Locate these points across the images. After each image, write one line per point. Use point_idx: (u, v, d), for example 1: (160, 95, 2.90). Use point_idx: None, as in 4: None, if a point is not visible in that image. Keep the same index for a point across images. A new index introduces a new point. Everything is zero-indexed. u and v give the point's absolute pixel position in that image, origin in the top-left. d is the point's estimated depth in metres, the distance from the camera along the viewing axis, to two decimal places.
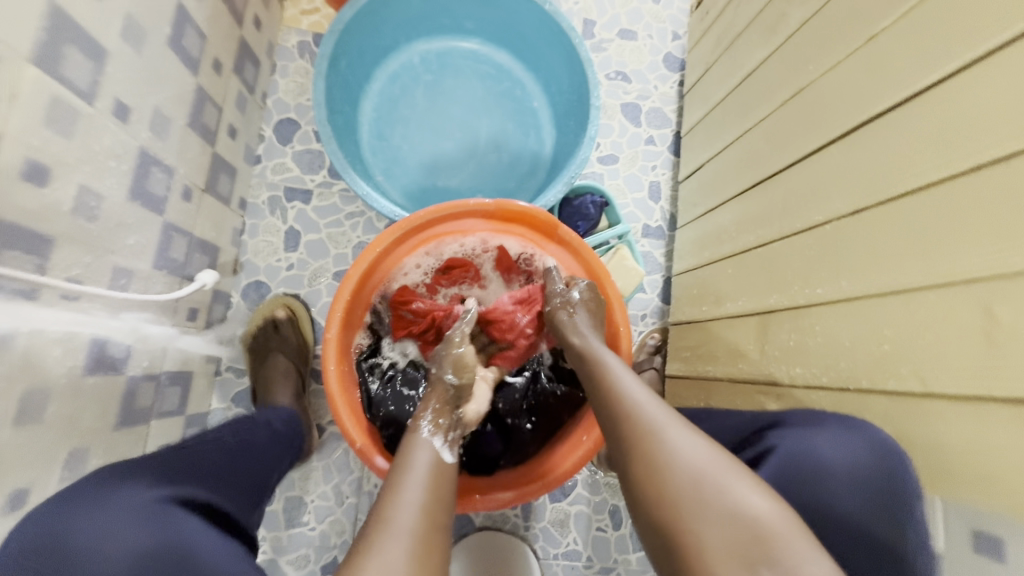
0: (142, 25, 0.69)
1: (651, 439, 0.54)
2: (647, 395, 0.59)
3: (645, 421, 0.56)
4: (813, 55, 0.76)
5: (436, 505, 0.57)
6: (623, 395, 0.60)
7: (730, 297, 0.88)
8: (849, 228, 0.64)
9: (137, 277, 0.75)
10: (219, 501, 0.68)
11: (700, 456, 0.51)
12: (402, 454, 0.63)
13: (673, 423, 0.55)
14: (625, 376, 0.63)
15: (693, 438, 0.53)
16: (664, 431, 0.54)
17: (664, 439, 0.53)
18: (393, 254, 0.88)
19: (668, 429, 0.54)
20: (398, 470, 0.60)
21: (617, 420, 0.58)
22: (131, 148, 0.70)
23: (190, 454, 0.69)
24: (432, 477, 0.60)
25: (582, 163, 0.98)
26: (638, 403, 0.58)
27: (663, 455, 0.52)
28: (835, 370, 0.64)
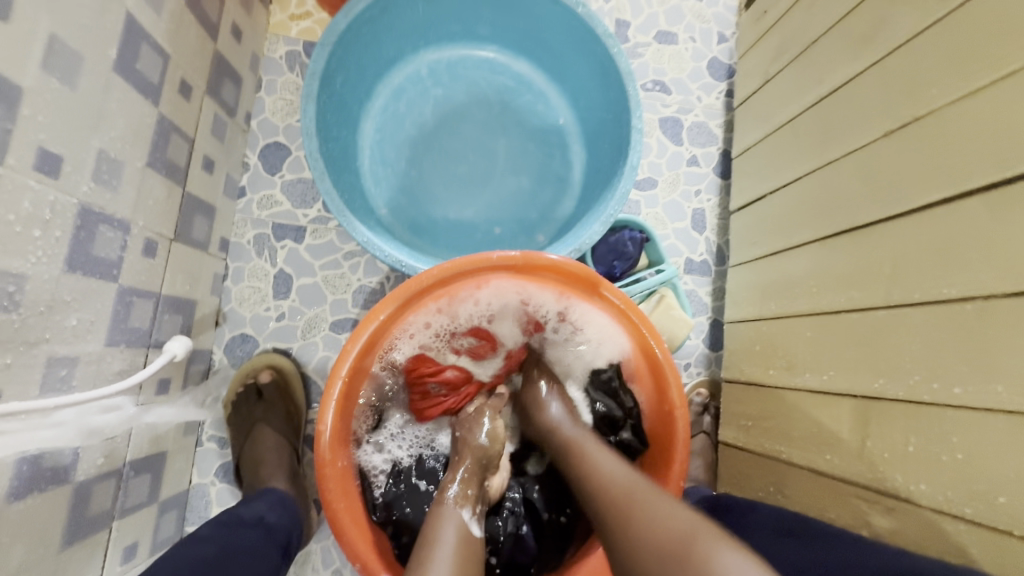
0: (75, 51, 0.54)
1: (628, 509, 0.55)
2: (621, 468, 0.61)
3: (618, 496, 0.57)
4: (941, 76, 0.61)
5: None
6: (596, 472, 0.62)
7: (810, 366, 0.75)
8: (1009, 315, 0.51)
9: (84, 362, 0.61)
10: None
11: (673, 517, 0.52)
12: (427, 527, 0.60)
13: (649, 491, 0.56)
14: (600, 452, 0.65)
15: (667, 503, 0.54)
16: (641, 500, 0.55)
17: (640, 508, 0.54)
18: (399, 317, 0.73)
19: (641, 501, 0.55)
20: (422, 545, 0.57)
21: (595, 502, 0.59)
22: (68, 208, 0.56)
23: None
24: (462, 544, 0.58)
25: (623, 199, 0.82)
26: (610, 478, 0.60)
27: (640, 523, 0.53)
28: (990, 501, 0.51)
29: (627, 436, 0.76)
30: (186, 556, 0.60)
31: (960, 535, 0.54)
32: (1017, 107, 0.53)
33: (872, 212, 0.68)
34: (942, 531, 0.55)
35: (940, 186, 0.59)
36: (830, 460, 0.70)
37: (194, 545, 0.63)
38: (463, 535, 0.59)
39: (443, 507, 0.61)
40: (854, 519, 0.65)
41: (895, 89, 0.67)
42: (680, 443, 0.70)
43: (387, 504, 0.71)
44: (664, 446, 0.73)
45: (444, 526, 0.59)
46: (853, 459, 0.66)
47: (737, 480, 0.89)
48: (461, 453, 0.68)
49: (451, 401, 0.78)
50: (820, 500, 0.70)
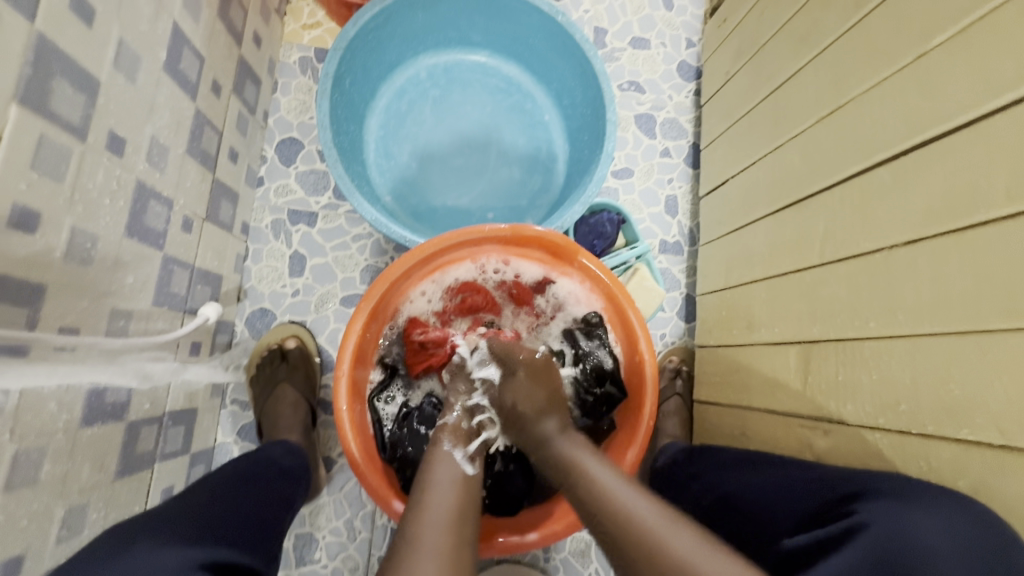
0: (136, 52, 0.65)
1: (652, 546, 0.52)
2: (641, 500, 0.57)
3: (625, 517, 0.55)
4: (859, 69, 0.73)
5: (460, 523, 0.56)
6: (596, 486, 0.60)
7: (765, 323, 0.85)
8: (905, 258, 0.61)
9: (137, 317, 0.71)
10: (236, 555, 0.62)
11: (710, 561, 0.50)
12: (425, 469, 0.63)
13: (673, 529, 0.53)
14: (616, 484, 0.59)
15: (697, 544, 0.52)
16: (669, 540, 0.52)
17: (668, 547, 0.52)
18: (404, 282, 0.84)
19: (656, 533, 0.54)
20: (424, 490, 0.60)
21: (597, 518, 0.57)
22: (128, 182, 0.66)
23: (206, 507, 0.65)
24: (457, 492, 0.60)
25: (600, 182, 0.94)
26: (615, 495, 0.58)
27: (671, 570, 0.50)
28: (895, 412, 0.60)
29: (610, 387, 0.83)
30: (217, 479, 0.72)
31: (876, 442, 0.63)
32: (912, 90, 0.64)
33: (806, 187, 0.79)
34: (863, 440, 0.65)
35: (856, 160, 0.70)
36: (778, 400, 0.80)
37: (222, 473, 0.74)
38: (458, 474, 0.63)
39: (438, 448, 0.66)
40: (800, 446, 0.75)
41: (823, 81, 0.79)
42: (649, 388, 0.81)
43: (393, 444, 0.80)
44: (637, 392, 0.84)
45: (438, 468, 0.62)
46: (797, 397, 0.76)
47: (706, 433, 0.99)
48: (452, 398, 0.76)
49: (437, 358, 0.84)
50: (773, 437, 0.80)
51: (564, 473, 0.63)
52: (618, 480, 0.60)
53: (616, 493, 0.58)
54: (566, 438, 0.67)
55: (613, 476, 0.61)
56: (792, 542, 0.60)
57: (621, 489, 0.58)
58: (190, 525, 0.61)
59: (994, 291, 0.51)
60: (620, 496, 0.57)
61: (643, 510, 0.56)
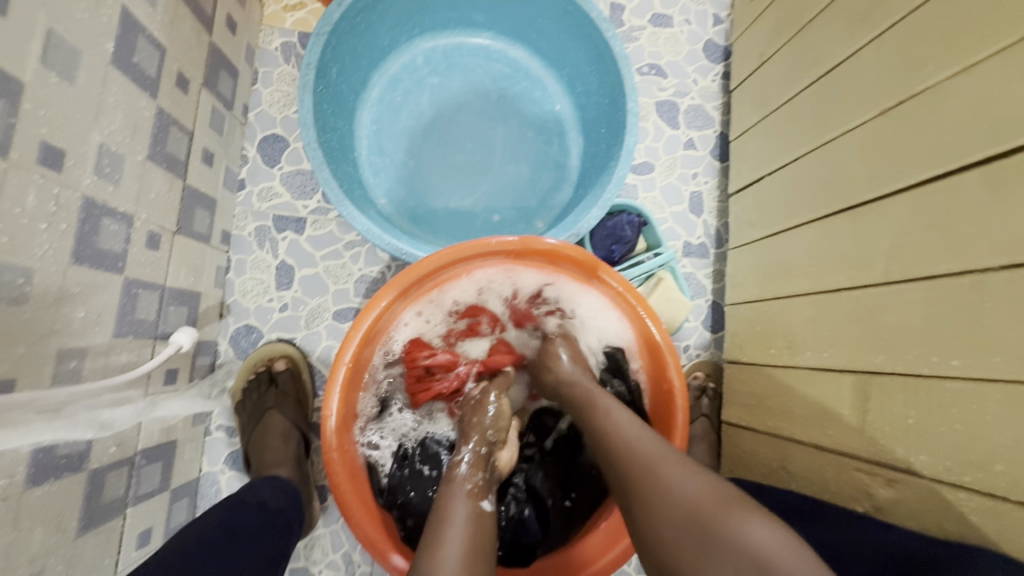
0: (72, 45, 0.54)
1: (647, 475, 0.51)
2: (645, 436, 0.56)
3: (638, 457, 0.53)
4: (936, 51, 0.61)
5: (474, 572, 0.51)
6: (607, 419, 0.59)
7: (810, 345, 0.75)
8: (1001, 287, 0.50)
9: (93, 354, 0.62)
10: None
11: (695, 484, 0.48)
12: (438, 506, 0.57)
13: (671, 459, 0.52)
14: (625, 422, 0.58)
15: (687, 470, 0.50)
16: (663, 466, 0.51)
17: (662, 473, 0.50)
18: (400, 304, 0.74)
19: (662, 464, 0.52)
20: (434, 527, 0.54)
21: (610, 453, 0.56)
22: (70, 201, 0.56)
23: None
24: (471, 528, 0.55)
25: (621, 182, 0.83)
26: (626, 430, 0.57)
27: (659, 493, 0.49)
28: (986, 472, 0.50)
29: (632, 418, 0.75)
30: (192, 536, 0.64)
31: (958, 503, 0.53)
32: (1007, 78, 0.52)
33: (867, 190, 0.68)
34: (941, 498, 0.55)
35: (934, 161, 0.59)
36: (829, 436, 0.70)
37: (199, 527, 0.66)
38: (475, 511, 0.57)
39: (455, 487, 0.59)
40: (856, 491, 0.65)
41: (888, 66, 0.67)
42: (680, 419, 0.71)
43: (392, 488, 0.70)
44: (664, 424, 0.74)
45: (455, 506, 0.56)
46: (853, 436, 0.66)
47: (737, 460, 0.90)
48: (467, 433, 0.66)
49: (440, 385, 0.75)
50: (821, 478, 0.71)
51: (580, 407, 0.64)
52: (628, 418, 0.59)
53: (622, 431, 0.57)
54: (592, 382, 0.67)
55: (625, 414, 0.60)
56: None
57: (629, 428, 0.57)
58: None
59: None
60: (628, 433, 0.57)
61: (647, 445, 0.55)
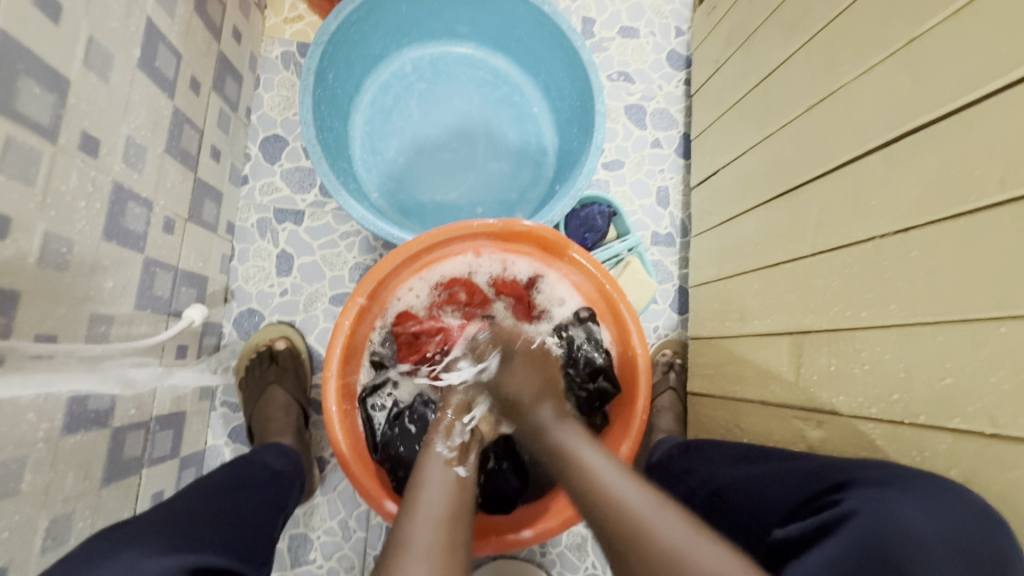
0: (108, 50, 0.63)
1: (641, 541, 0.51)
2: (632, 488, 0.56)
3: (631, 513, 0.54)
4: (849, 55, 0.71)
5: (452, 526, 0.54)
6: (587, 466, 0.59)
7: (757, 314, 0.84)
8: (897, 247, 0.60)
9: (119, 321, 0.70)
10: (231, 560, 0.62)
11: (703, 554, 0.50)
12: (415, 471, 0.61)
13: (662, 519, 0.52)
14: (618, 481, 0.57)
15: (687, 536, 0.51)
16: (660, 529, 0.52)
17: (657, 541, 0.51)
18: (392, 281, 0.83)
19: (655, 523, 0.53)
20: (412, 492, 0.58)
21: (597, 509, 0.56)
22: (104, 184, 0.65)
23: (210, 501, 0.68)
24: (449, 495, 0.58)
25: (589, 174, 0.92)
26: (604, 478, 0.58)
27: (662, 561, 0.50)
28: (887, 402, 0.60)
29: (603, 382, 0.82)
30: (201, 486, 0.71)
31: (869, 432, 0.62)
32: (900, 76, 0.63)
33: (798, 176, 0.78)
34: (856, 430, 0.64)
35: (848, 147, 0.69)
36: (774, 391, 0.79)
37: (208, 480, 0.73)
38: (451, 476, 0.60)
39: (433, 453, 0.63)
40: (793, 436, 0.74)
41: (813, 68, 0.78)
42: (643, 378, 0.80)
43: (384, 444, 0.78)
44: (630, 385, 0.83)
45: (431, 469, 0.60)
46: (791, 388, 0.75)
47: (701, 426, 0.98)
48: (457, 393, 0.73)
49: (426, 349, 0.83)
50: (766, 429, 0.80)
51: (554, 454, 0.63)
52: (617, 473, 0.58)
53: (608, 483, 0.57)
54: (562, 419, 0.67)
55: (605, 462, 0.60)
56: (783, 532, 0.59)
57: (614, 480, 0.57)
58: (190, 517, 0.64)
59: (981, 279, 0.51)
60: (611, 485, 0.57)
61: (633, 499, 0.55)
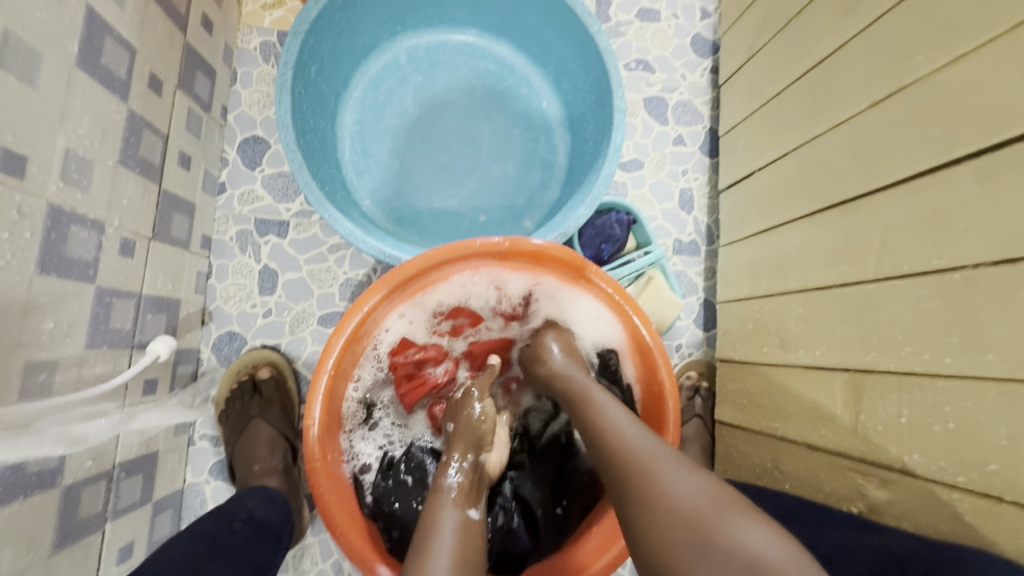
0: (33, 47, 0.52)
1: (640, 472, 0.51)
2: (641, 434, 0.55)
3: (634, 458, 0.52)
4: (926, 41, 0.59)
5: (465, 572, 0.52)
6: (599, 414, 0.59)
7: (802, 343, 0.73)
8: (997, 282, 0.49)
9: (64, 366, 0.60)
10: None
11: (693, 487, 0.47)
12: (427, 512, 0.58)
13: (667, 461, 0.50)
14: (633, 432, 0.55)
15: (682, 471, 0.49)
16: (657, 468, 0.50)
17: (654, 472, 0.50)
18: (385, 308, 0.71)
19: (659, 464, 0.51)
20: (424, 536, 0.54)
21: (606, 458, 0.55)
22: (35, 209, 0.54)
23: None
24: (460, 535, 0.55)
25: (608, 180, 0.80)
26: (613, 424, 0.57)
27: (653, 491, 0.48)
28: (980, 471, 0.49)
29: None
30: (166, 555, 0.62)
31: (953, 503, 0.52)
32: (999, 70, 0.51)
33: (857, 185, 0.67)
34: (937, 498, 0.53)
35: (925, 154, 0.58)
36: (824, 435, 0.68)
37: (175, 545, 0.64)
38: (463, 520, 0.57)
39: (443, 495, 0.59)
40: (850, 491, 0.63)
41: (878, 57, 0.66)
42: (671, 418, 0.70)
43: (377, 498, 0.69)
44: (654, 425, 0.73)
45: (445, 512, 0.57)
46: (847, 435, 0.65)
47: (732, 461, 0.88)
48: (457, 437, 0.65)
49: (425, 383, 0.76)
50: (815, 478, 0.69)
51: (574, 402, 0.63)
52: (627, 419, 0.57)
53: (614, 427, 0.56)
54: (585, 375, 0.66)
55: (619, 411, 0.59)
56: None
57: (622, 422, 0.57)
58: None
59: None
60: (620, 428, 0.56)
61: (638, 441, 0.54)
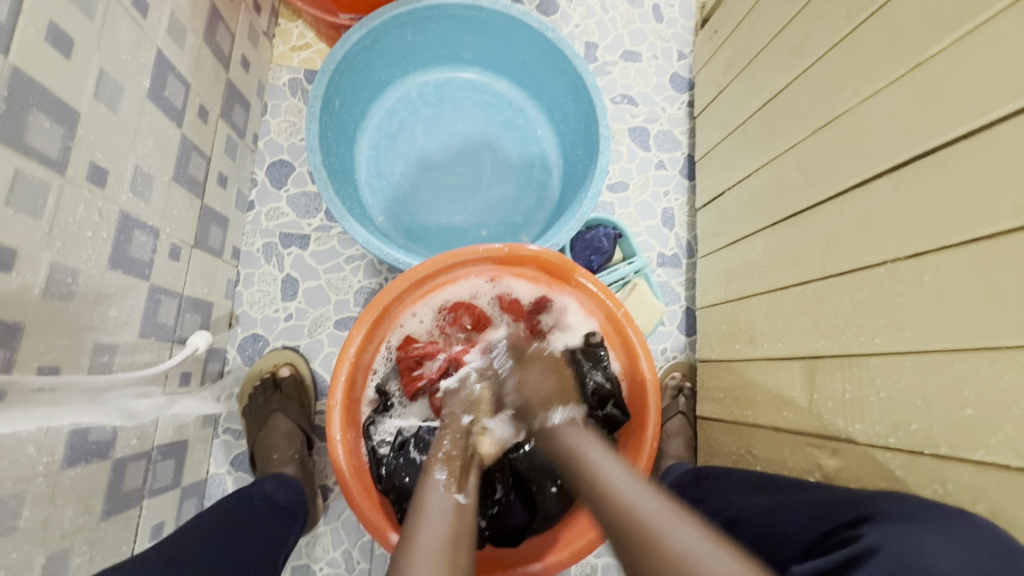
0: (117, 81, 0.64)
1: (654, 541, 0.47)
2: (649, 496, 0.53)
3: (643, 519, 0.50)
4: (855, 77, 0.71)
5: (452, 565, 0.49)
6: (597, 469, 0.57)
7: (767, 338, 0.83)
8: (912, 272, 0.59)
9: (122, 350, 0.69)
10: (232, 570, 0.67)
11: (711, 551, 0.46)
12: (417, 496, 0.57)
13: (678, 523, 0.48)
14: (638, 494, 0.53)
15: (698, 539, 0.47)
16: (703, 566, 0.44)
17: (669, 536, 0.47)
18: (399, 306, 0.82)
19: (668, 526, 0.48)
20: (411, 525, 0.54)
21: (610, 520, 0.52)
22: (110, 214, 0.65)
23: (241, 522, 0.74)
24: (449, 521, 0.54)
25: (595, 197, 0.91)
26: (615, 481, 0.55)
27: (670, 556, 0.45)
28: (905, 431, 0.58)
29: (612, 409, 0.81)
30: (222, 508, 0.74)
31: (888, 462, 0.61)
32: (905, 103, 0.63)
33: (806, 199, 0.78)
34: (874, 459, 0.62)
35: (856, 170, 0.69)
36: (787, 417, 0.77)
37: (223, 505, 0.75)
38: (454, 504, 0.56)
39: (432, 479, 0.58)
40: (808, 464, 0.72)
41: (819, 91, 0.78)
42: (652, 408, 0.78)
43: (389, 474, 0.75)
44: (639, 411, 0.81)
45: (431, 496, 0.56)
46: (805, 414, 0.73)
47: (712, 452, 0.96)
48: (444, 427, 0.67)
49: (427, 376, 0.81)
50: (779, 459, 0.77)
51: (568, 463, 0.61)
52: (623, 474, 0.57)
53: (619, 487, 0.54)
54: (575, 428, 0.65)
55: (617, 468, 0.58)
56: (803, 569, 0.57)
57: (626, 484, 0.55)
58: (220, 526, 0.71)
59: (998, 305, 0.50)
60: (645, 508, 0.51)
61: (670, 524, 0.48)
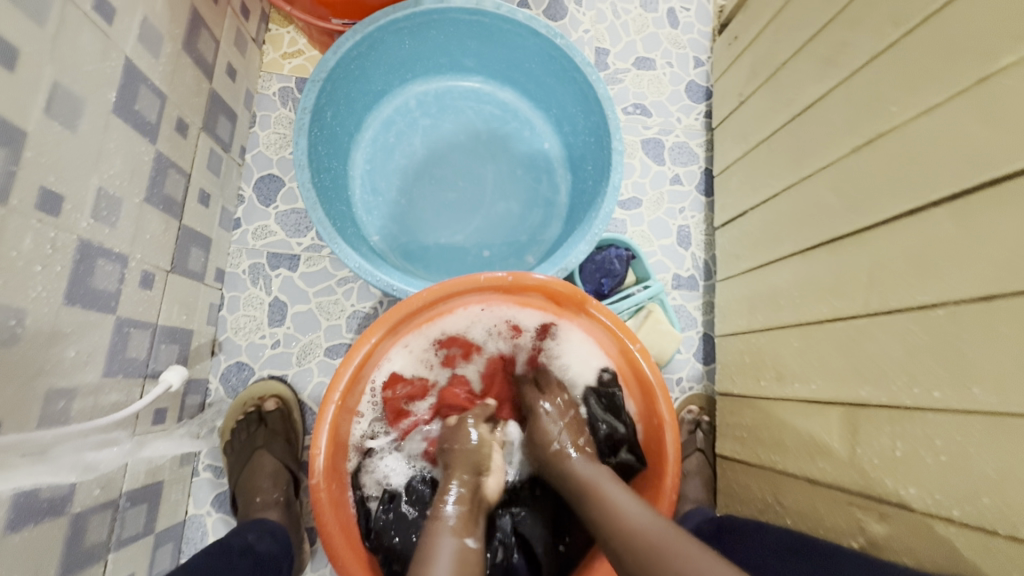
0: (75, 96, 0.57)
1: (654, 557, 0.53)
2: (645, 511, 0.58)
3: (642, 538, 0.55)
4: (903, 90, 0.64)
5: None
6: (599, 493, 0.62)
7: (799, 376, 0.75)
8: (979, 317, 0.51)
9: (82, 393, 0.62)
10: None
11: (705, 560, 0.50)
12: (425, 539, 0.58)
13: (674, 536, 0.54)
14: (638, 512, 0.58)
15: (703, 556, 0.51)
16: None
17: (664, 552, 0.52)
18: (391, 341, 0.74)
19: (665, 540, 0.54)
20: (421, 558, 0.56)
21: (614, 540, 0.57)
22: (66, 245, 0.57)
23: None
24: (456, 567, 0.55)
25: (607, 218, 0.84)
26: (615, 502, 0.60)
27: (668, 573, 0.51)
28: (974, 504, 0.50)
29: (625, 455, 0.74)
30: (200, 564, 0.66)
31: (950, 536, 0.53)
32: (966, 121, 0.55)
33: (845, 225, 0.70)
34: (933, 531, 0.54)
35: (906, 196, 0.61)
36: (823, 468, 0.69)
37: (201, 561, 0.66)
38: (460, 548, 0.57)
39: (441, 523, 0.60)
40: (849, 526, 0.64)
41: (860, 105, 0.70)
42: (671, 453, 0.70)
43: (378, 532, 0.69)
44: (654, 453, 0.73)
45: (441, 543, 0.57)
46: (845, 468, 0.65)
47: (731, 495, 0.88)
48: (453, 463, 0.67)
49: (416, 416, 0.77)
50: (814, 516, 0.69)
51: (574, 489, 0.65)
52: (623, 493, 0.61)
53: (620, 508, 0.59)
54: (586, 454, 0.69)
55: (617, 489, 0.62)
56: None
57: (627, 503, 0.60)
58: None
59: None
60: (643, 523, 0.56)
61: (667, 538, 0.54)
